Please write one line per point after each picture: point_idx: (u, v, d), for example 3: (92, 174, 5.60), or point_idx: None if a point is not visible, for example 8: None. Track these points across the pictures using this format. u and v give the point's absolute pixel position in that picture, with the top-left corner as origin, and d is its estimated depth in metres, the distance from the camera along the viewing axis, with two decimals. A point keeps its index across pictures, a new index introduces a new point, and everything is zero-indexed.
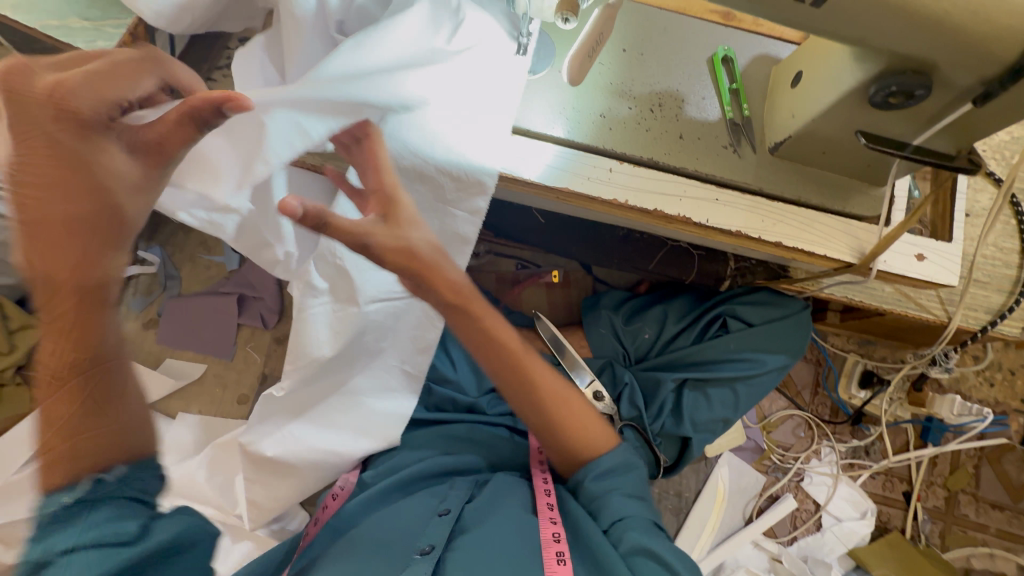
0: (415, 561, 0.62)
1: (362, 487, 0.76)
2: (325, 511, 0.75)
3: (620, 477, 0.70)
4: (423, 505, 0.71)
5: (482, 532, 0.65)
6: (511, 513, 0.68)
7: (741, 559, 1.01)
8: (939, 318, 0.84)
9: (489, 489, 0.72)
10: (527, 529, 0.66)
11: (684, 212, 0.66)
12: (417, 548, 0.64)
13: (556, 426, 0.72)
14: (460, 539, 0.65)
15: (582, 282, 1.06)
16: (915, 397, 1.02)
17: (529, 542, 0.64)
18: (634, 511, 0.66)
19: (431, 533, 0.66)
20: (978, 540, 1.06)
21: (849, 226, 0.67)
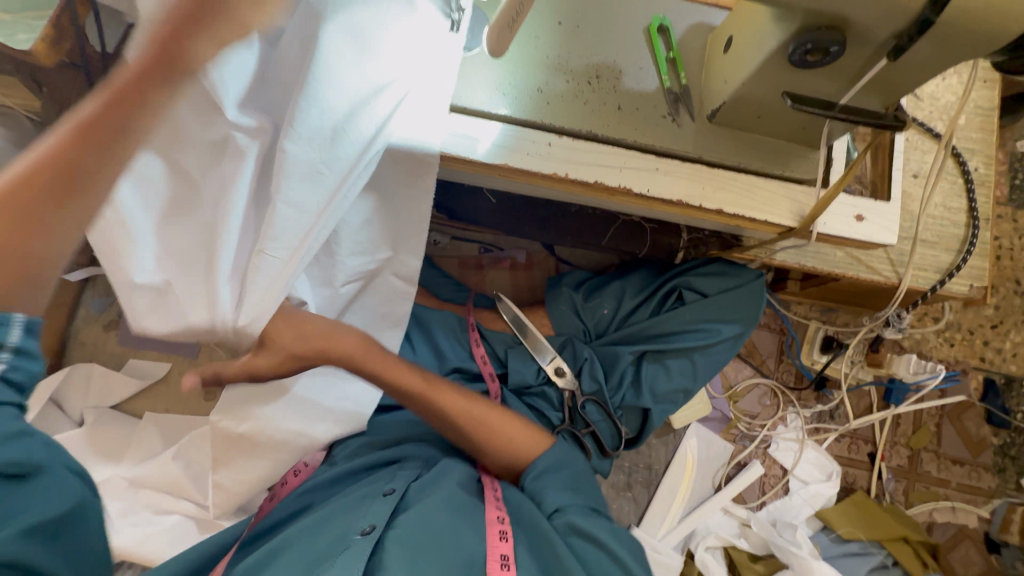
0: (356, 541, 0.61)
1: (322, 466, 0.79)
2: (284, 488, 0.77)
3: (555, 474, 0.72)
4: (369, 489, 0.71)
5: (421, 509, 0.64)
6: (452, 492, 0.68)
7: (712, 525, 1.03)
8: (889, 279, 0.85)
9: (432, 472, 0.73)
10: (472, 519, 0.65)
11: (624, 182, 0.66)
12: (357, 528, 0.63)
13: (476, 433, 0.74)
14: (401, 518, 0.64)
15: (546, 263, 1.06)
16: (874, 357, 1.02)
17: (470, 521, 0.64)
18: (568, 502, 0.69)
19: (374, 512, 0.65)
20: (940, 495, 1.09)
21: (790, 191, 0.68)
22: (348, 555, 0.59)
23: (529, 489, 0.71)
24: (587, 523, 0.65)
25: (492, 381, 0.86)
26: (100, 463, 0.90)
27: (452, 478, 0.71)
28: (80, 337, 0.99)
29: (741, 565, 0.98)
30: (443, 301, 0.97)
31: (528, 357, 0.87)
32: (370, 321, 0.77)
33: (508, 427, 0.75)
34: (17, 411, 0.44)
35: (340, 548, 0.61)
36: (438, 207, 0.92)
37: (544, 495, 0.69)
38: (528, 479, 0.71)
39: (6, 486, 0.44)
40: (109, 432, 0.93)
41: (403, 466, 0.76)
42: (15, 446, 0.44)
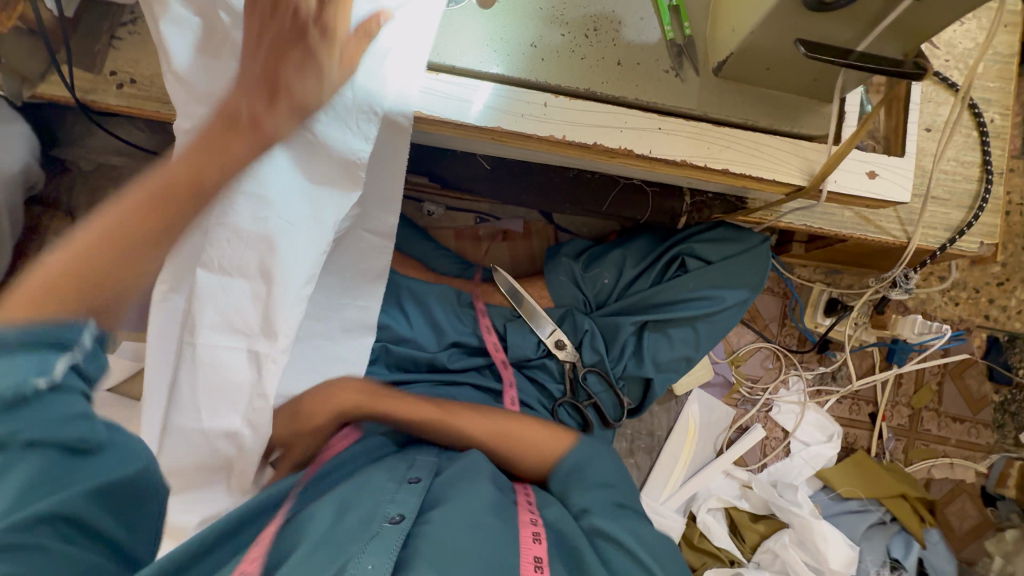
0: (384, 529, 0.54)
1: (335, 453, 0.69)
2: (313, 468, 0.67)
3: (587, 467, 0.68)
4: (386, 475, 0.64)
5: (457, 505, 0.58)
6: (489, 492, 0.61)
7: (713, 488, 1.04)
8: (898, 239, 0.83)
9: (459, 462, 0.67)
10: (505, 519, 0.58)
11: (625, 144, 0.62)
12: (385, 515, 0.56)
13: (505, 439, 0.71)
14: (430, 514, 0.57)
15: (544, 231, 1.03)
16: (877, 320, 1.00)
17: (503, 522, 0.58)
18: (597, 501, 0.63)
19: (401, 501, 0.59)
20: (939, 452, 1.10)
21: (800, 147, 0.64)
22: (376, 543, 0.52)
23: (558, 489, 0.67)
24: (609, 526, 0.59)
25: (503, 368, 0.84)
26: None
27: (490, 476, 0.65)
28: None
29: (742, 525, 1.01)
30: (439, 274, 0.95)
31: (528, 330, 0.86)
32: (348, 278, 0.74)
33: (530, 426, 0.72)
34: (82, 397, 0.41)
35: (366, 536, 0.53)
36: (430, 175, 0.88)
37: (571, 495, 0.65)
38: (556, 482, 0.68)
39: (69, 463, 0.41)
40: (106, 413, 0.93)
41: (422, 452, 0.70)
42: (79, 428, 0.41)
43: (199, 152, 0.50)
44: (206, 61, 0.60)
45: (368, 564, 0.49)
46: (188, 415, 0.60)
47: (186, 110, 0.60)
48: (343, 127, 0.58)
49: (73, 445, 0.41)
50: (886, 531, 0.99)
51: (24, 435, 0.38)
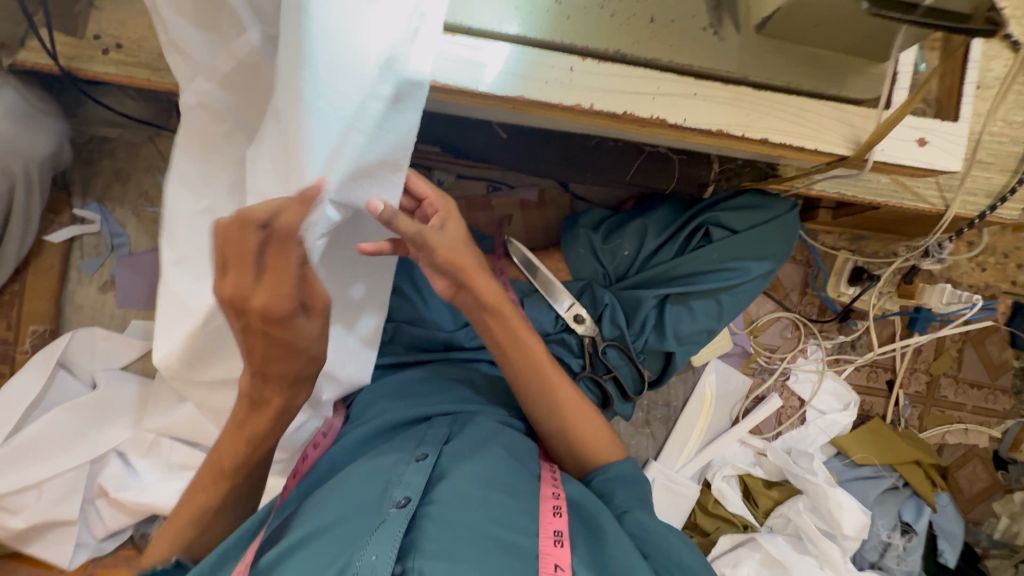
0: (391, 515, 0.54)
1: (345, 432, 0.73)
2: (303, 464, 0.70)
3: (630, 483, 0.65)
4: (394, 456, 0.62)
5: (462, 479, 0.57)
6: (499, 466, 0.60)
7: (728, 456, 1.05)
8: (935, 207, 0.78)
9: (471, 432, 0.65)
10: (521, 497, 0.58)
11: (658, 112, 0.58)
12: (393, 499, 0.56)
13: (535, 401, 0.69)
14: (438, 490, 0.57)
15: (559, 200, 0.99)
16: (905, 289, 0.97)
17: (517, 499, 0.57)
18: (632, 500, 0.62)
19: (408, 482, 0.57)
20: (954, 419, 1.10)
21: (845, 113, 0.60)
22: (384, 530, 0.52)
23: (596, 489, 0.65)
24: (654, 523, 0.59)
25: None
26: (117, 420, 0.92)
27: (501, 447, 0.63)
28: (76, 300, 0.96)
29: (756, 491, 1.02)
30: None
31: (546, 305, 0.84)
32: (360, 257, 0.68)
33: (561, 390, 0.69)
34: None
35: (372, 526, 0.53)
36: (441, 145, 0.84)
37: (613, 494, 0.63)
38: (598, 481, 0.65)
39: None
40: (122, 391, 0.94)
41: (432, 426, 0.69)
42: None
43: (241, 436, 0.60)
44: (202, 29, 0.54)
45: (372, 555, 0.49)
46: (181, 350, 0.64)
47: (192, 86, 0.57)
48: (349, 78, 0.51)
49: None
50: (898, 496, 1.00)
51: None
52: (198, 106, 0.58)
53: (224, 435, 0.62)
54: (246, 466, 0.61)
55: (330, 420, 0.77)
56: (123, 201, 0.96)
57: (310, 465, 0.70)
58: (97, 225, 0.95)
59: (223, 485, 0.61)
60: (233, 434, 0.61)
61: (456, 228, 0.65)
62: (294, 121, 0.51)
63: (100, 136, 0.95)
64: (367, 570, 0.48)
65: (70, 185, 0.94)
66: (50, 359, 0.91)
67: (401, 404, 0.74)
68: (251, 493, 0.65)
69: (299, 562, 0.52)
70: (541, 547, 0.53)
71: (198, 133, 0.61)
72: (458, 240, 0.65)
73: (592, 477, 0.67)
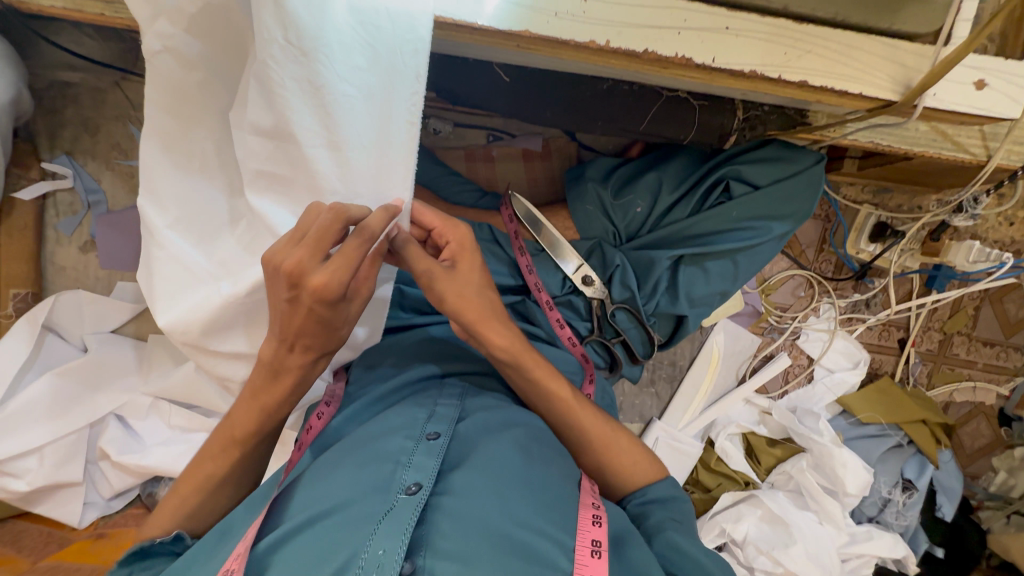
0: (399, 502, 0.52)
1: (351, 397, 0.70)
2: (309, 435, 0.67)
3: (668, 509, 0.65)
4: (403, 431, 0.59)
5: (478, 474, 0.55)
6: (513, 454, 0.58)
7: (732, 416, 1.05)
8: (976, 157, 0.70)
9: (482, 411, 0.63)
10: (540, 488, 0.56)
11: (683, 51, 0.51)
12: (402, 484, 0.54)
13: (559, 430, 0.68)
14: (451, 478, 0.55)
15: (565, 150, 0.92)
16: (930, 247, 0.92)
17: (534, 493, 0.55)
18: (666, 523, 0.62)
19: (419, 465, 0.55)
20: (964, 376, 1.09)
21: (897, 51, 0.52)
22: (392, 520, 0.51)
23: (631, 513, 0.66)
24: (687, 544, 0.59)
25: (573, 345, 0.78)
26: (112, 383, 0.91)
27: (516, 431, 0.61)
28: (57, 261, 0.92)
29: (759, 449, 1.03)
30: (452, 205, 0.87)
31: (553, 266, 0.79)
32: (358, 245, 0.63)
33: (581, 412, 0.67)
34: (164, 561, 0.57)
35: (378, 514, 0.51)
36: (437, 90, 0.76)
37: (651, 519, 0.63)
38: (633, 503, 0.66)
39: None
40: (113, 355, 0.91)
41: (442, 395, 0.65)
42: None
43: (250, 409, 0.58)
44: None
45: (379, 549, 0.48)
46: (181, 322, 0.60)
47: (155, 30, 0.50)
48: (350, 66, 0.49)
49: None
50: (902, 453, 1.00)
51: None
52: (164, 51, 0.51)
53: (239, 400, 0.60)
54: (259, 436, 0.60)
55: (330, 385, 0.74)
56: (94, 153, 0.89)
57: (316, 434, 0.67)
58: (70, 180, 0.89)
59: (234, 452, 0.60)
60: (249, 398, 0.58)
61: (469, 268, 0.63)
62: (301, 112, 0.51)
63: (61, 81, 0.85)
64: (373, 566, 0.47)
65: (35, 137, 0.86)
66: (35, 324, 0.87)
67: (409, 369, 0.70)
68: (260, 465, 0.64)
69: (297, 546, 0.51)
70: (578, 554, 0.53)
71: (167, 80, 0.54)
72: (470, 284, 0.63)
73: (627, 499, 0.67)
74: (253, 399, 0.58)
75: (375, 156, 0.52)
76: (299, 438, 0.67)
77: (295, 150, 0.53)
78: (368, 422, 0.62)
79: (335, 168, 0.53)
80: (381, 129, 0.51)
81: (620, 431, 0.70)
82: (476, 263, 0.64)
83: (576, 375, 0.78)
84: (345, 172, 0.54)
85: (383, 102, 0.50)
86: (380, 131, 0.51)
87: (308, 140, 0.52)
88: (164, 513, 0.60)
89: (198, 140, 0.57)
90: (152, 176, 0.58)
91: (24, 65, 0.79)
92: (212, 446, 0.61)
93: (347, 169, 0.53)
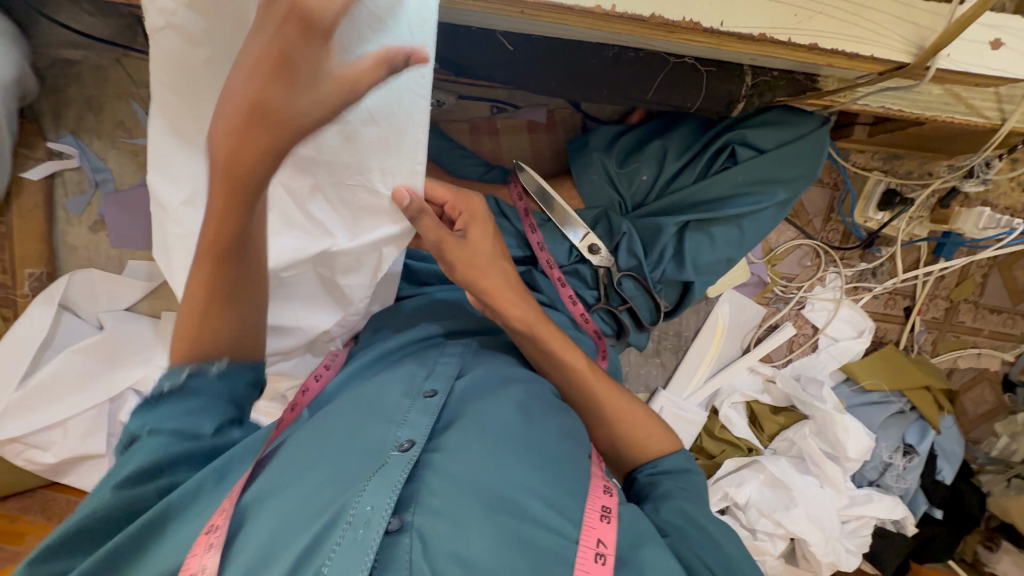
0: (392, 459, 0.54)
1: (351, 360, 0.72)
2: (304, 397, 0.69)
3: (682, 481, 0.67)
4: (401, 395, 0.61)
5: (471, 434, 0.57)
6: (509, 413, 0.60)
7: (737, 384, 1.07)
8: (990, 121, 0.69)
9: (482, 372, 0.65)
10: (534, 450, 0.57)
11: (689, 14, 0.49)
12: (395, 442, 0.55)
13: (572, 398, 0.71)
14: (442, 438, 0.57)
15: (570, 120, 0.91)
16: (940, 213, 0.92)
17: (529, 452, 0.57)
18: (675, 490, 0.65)
19: (413, 424, 0.57)
20: (969, 343, 1.09)
21: (909, 10, 0.51)
22: (385, 474, 0.52)
23: (643, 484, 0.68)
24: (694, 510, 0.62)
25: (586, 322, 0.79)
26: (130, 360, 0.93)
27: (515, 389, 0.63)
28: (68, 241, 0.92)
29: (762, 417, 1.05)
30: (458, 180, 0.87)
31: (559, 235, 0.80)
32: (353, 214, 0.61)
33: (595, 383, 0.70)
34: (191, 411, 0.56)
35: (370, 470, 0.53)
36: (441, 61, 0.75)
37: (662, 488, 0.65)
38: (644, 473, 0.69)
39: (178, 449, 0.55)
40: (130, 332, 0.93)
41: (443, 353, 0.68)
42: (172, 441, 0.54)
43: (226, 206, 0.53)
44: None
45: (368, 506, 0.50)
46: None
47: (157, 5, 0.51)
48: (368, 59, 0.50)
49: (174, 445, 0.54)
50: (904, 420, 1.02)
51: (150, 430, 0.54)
52: (167, 28, 0.52)
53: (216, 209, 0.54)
54: (254, 281, 0.59)
55: (336, 350, 0.76)
56: (99, 132, 0.88)
57: (312, 396, 0.69)
58: (75, 160, 0.89)
59: (219, 302, 0.57)
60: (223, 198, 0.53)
61: (480, 238, 0.66)
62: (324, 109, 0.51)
63: (62, 59, 0.84)
64: (361, 521, 0.49)
65: (40, 117, 0.87)
66: (51, 302, 0.90)
67: (411, 334, 0.71)
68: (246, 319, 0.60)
69: (285, 501, 0.52)
70: (586, 517, 0.55)
71: (169, 57, 0.54)
72: (483, 252, 0.66)
73: (639, 469, 0.70)
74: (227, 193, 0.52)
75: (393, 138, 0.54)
76: (293, 398, 0.69)
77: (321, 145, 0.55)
78: (366, 384, 0.64)
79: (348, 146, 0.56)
80: (400, 116, 0.53)
81: (637, 406, 0.72)
82: (488, 230, 0.67)
83: (589, 348, 0.79)
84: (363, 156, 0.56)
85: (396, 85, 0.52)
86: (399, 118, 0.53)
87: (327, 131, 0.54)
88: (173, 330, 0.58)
89: (205, 120, 0.57)
90: (166, 158, 0.60)
91: (23, 43, 0.78)
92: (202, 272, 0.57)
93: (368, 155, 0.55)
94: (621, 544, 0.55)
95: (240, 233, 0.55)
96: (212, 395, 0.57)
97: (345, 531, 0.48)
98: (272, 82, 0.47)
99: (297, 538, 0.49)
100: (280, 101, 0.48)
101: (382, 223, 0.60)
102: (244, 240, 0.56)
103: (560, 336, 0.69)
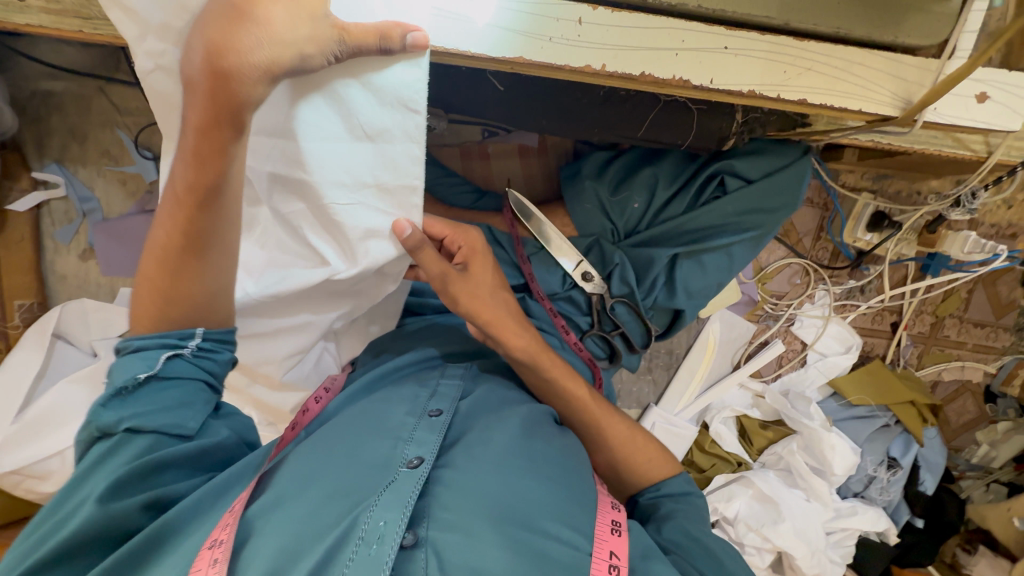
0: (401, 475, 0.55)
1: (352, 382, 0.73)
2: (305, 417, 0.67)
3: (684, 501, 0.69)
4: (404, 414, 0.62)
5: (477, 455, 0.58)
6: (513, 430, 0.61)
7: (728, 400, 1.10)
8: (976, 154, 0.69)
9: (482, 396, 0.67)
10: (539, 465, 0.59)
11: (680, 72, 0.50)
12: (403, 458, 0.57)
13: (573, 422, 0.73)
14: (452, 453, 0.59)
15: (562, 146, 0.89)
16: (926, 238, 0.93)
17: (535, 466, 0.58)
18: (677, 510, 0.67)
19: (420, 441, 0.59)
20: (952, 356, 1.12)
21: (900, 65, 0.51)
22: (394, 489, 0.53)
23: (646, 505, 0.70)
24: (696, 529, 0.64)
25: (578, 349, 0.81)
26: None
27: (518, 410, 0.65)
28: (58, 269, 0.93)
29: (751, 430, 1.08)
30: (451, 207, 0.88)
31: (552, 264, 0.80)
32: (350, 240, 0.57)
33: (595, 406, 0.73)
34: (165, 400, 0.56)
35: (381, 486, 0.54)
36: (430, 99, 0.74)
37: (665, 509, 0.67)
38: (646, 496, 0.71)
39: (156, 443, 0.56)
40: None
41: (444, 374, 0.69)
42: (145, 435, 0.55)
43: (196, 162, 0.48)
44: None
45: (380, 521, 0.51)
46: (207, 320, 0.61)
47: (144, 48, 0.49)
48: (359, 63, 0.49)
49: (151, 439, 0.55)
50: (890, 433, 1.05)
51: (123, 423, 0.54)
52: (156, 69, 0.50)
53: (181, 161, 0.49)
54: (229, 256, 0.56)
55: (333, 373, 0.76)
56: (85, 161, 0.87)
57: (312, 416, 0.67)
58: (62, 188, 0.87)
59: (186, 267, 0.54)
60: (192, 156, 0.48)
61: (481, 270, 0.67)
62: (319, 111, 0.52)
63: (43, 90, 0.83)
64: (374, 536, 0.50)
65: (23, 146, 0.85)
66: (44, 333, 0.90)
67: (411, 359, 0.72)
68: (223, 283, 0.57)
69: (293, 511, 0.54)
70: (597, 531, 0.56)
71: (161, 98, 0.52)
72: (484, 284, 0.67)
73: (640, 492, 0.72)
74: (195, 151, 0.48)
75: (385, 144, 0.53)
76: (292, 418, 0.66)
77: (309, 153, 0.54)
78: (369, 404, 0.65)
79: (337, 164, 0.54)
80: (392, 128, 0.52)
81: (638, 432, 0.75)
82: (488, 262, 0.68)
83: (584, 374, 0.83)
84: (355, 176, 0.55)
85: (385, 85, 0.50)
86: (390, 127, 0.52)
87: (317, 139, 0.53)
88: (147, 292, 0.56)
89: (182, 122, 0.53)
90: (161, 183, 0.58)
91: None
92: (167, 240, 0.53)
93: (356, 169, 0.54)
94: (632, 556, 0.56)
95: (206, 200, 0.50)
96: (193, 386, 0.59)
97: (358, 546, 0.49)
98: (234, 22, 0.43)
99: (311, 549, 0.50)
100: (243, 40, 0.43)
101: (382, 245, 0.57)
102: (212, 208, 0.51)
103: (556, 365, 0.71)
